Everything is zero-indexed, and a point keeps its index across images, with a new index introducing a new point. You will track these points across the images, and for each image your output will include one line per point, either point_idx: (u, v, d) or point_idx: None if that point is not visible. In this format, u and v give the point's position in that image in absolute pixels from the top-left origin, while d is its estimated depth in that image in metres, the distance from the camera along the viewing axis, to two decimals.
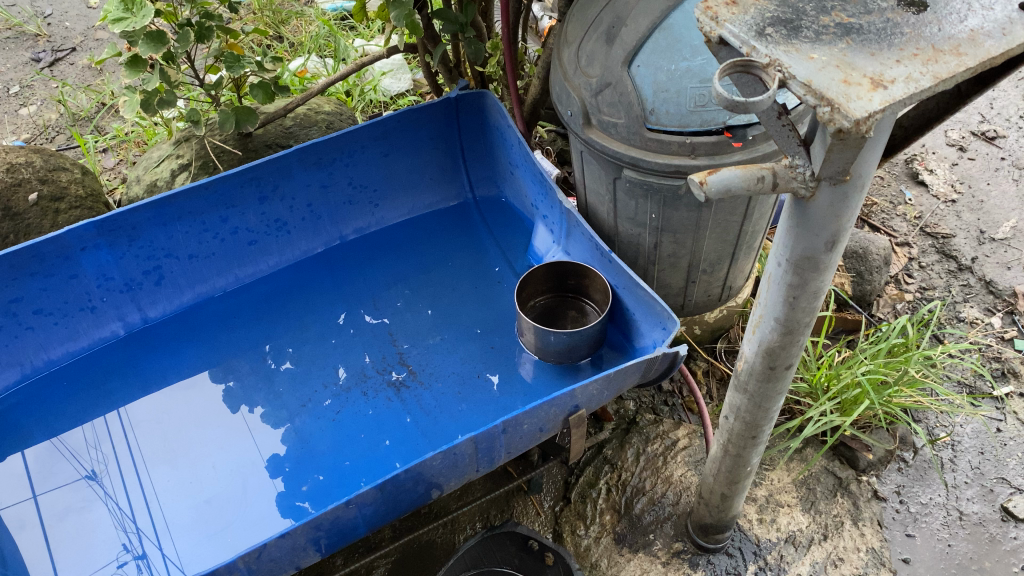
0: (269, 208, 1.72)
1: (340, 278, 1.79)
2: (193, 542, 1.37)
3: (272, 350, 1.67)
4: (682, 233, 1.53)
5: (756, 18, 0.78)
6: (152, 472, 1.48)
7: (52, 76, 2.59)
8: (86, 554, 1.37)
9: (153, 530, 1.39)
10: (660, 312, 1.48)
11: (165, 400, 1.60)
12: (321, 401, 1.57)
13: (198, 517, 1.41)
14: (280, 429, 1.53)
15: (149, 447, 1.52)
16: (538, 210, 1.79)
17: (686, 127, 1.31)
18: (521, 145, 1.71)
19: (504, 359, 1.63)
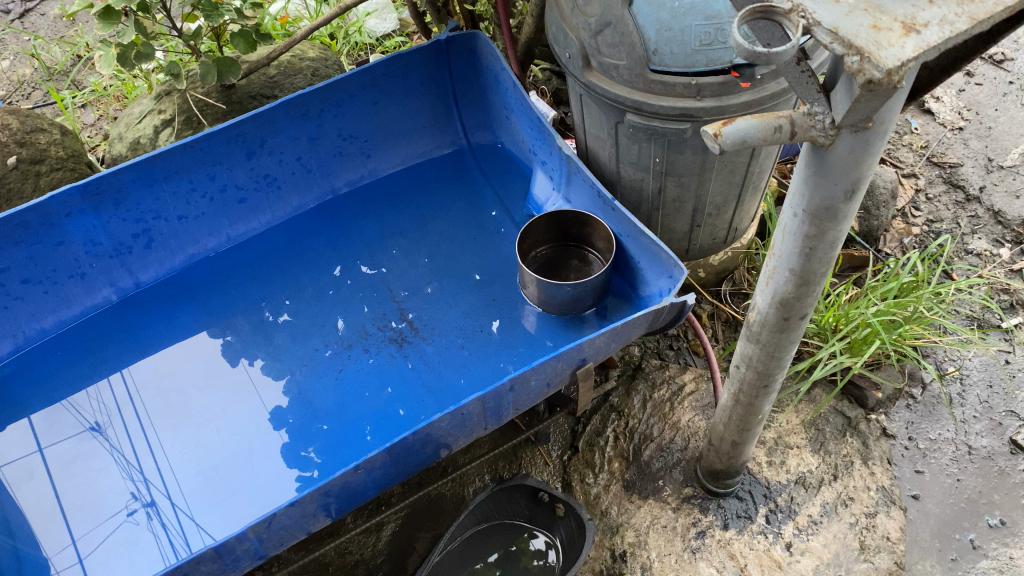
0: (257, 162, 1.65)
1: (335, 233, 1.74)
2: (200, 489, 1.38)
3: (268, 310, 1.63)
4: (687, 176, 1.48)
5: None
6: (157, 420, 1.48)
7: (23, 29, 2.48)
8: (97, 504, 1.38)
9: (160, 478, 1.40)
10: (666, 260, 1.44)
11: (163, 362, 1.57)
12: (320, 361, 1.53)
13: (207, 470, 1.40)
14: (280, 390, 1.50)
15: (152, 394, 1.52)
16: (536, 156, 1.72)
17: (692, 67, 1.25)
18: (516, 88, 1.64)
19: (508, 311, 1.59)
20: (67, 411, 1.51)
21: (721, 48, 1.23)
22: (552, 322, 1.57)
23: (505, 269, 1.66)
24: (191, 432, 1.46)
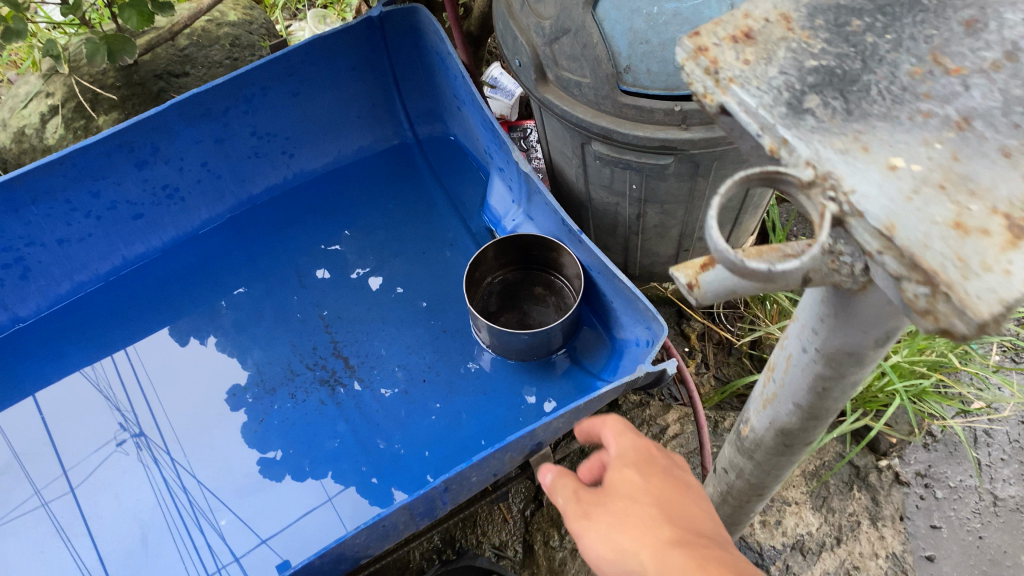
0: (152, 173, 1.39)
1: (255, 249, 1.50)
2: (190, 425, 1.31)
3: (170, 348, 1.40)
4: (671, 204, 1.20)
5: (788, 75, 0.46)
6: (145, 339, 1.41)
7: None
8: (85, 434, 1.31)
9: (149, 408, 1.33)
10: (642, 310, 1.19)
11: (52, 409, 1.35)
12: (235, 414, 1.31)
13: (188, 422, 1.31)
14: (188, 450, 1.28)
15: (138, 309, 1.44)
16: (491, 158, 1.43)
17: (676, 90, 0.96)
18: (466, 82, 1.35)
19: (454, 351, 1.36)
20: None
21: None
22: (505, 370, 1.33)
23: (451, 300, 1.42)
24: (166, 380, 1.36)
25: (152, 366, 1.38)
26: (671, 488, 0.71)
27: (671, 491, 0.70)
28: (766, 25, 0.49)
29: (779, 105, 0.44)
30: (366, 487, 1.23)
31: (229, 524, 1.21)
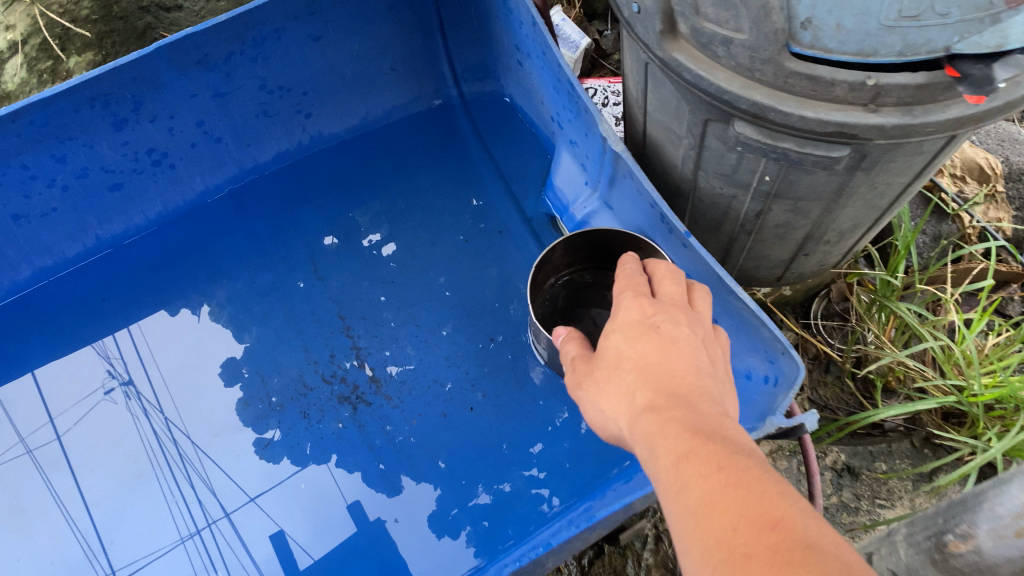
0: (134, 135, 1.11)
1: (262, 229, 1.25)
2: (183, 379, 1.14)
3: (162, 351, 1.17)
4: (808, 201, 0.92)
5: None
6: (130, 262, 1.23)
7: None
8: (66, 380, 1.15)
9: (136, 352, 1.17)
10: (765, 341, 0.91)
11: (16, 419, 1.13)
12: (238, 436, 1.10)
13: (180, 371, 1.15)
14: (177, 462, 1.09)
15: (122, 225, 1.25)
16: (559, 126, 1.15)
17: (870, 57, 0.68)
18: (538, 31, 1.04)
19: (501, 366, 1.14)
20: None
21: (931, 25, 0.64)
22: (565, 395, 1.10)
23: (502, 302, 1.19)
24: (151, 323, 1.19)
25: (135, 302, 1.20)
26: (654, 351, 0.66)
27: (659, 361, 0.65)
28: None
29: None
30: (371, 477, 1.07)
31: (219, 479, 1.08)
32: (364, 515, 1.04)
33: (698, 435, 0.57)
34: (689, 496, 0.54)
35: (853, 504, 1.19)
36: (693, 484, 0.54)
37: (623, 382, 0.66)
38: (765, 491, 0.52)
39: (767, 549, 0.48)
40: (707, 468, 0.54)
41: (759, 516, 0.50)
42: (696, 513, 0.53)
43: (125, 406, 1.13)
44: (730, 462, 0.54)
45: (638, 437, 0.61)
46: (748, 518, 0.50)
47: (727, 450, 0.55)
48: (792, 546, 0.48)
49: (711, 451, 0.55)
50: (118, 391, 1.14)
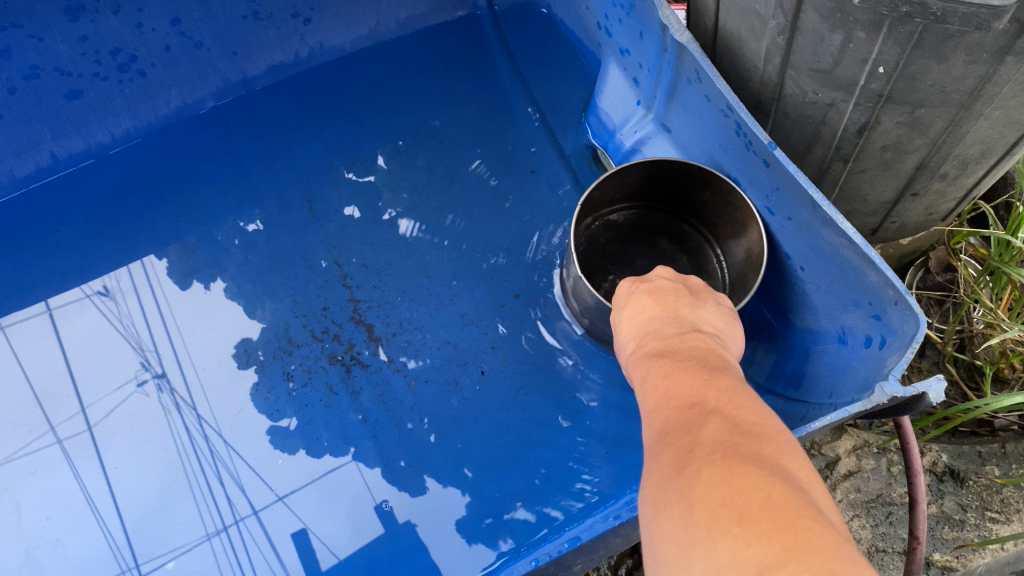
0: (93, 33, 0.98)
1: (248, 157, 1.08)
2: (218, 374, 0.97)
3: (125, 286, 1.02)
4: (930, 109, 0.71)
5: None
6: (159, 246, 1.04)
7: None
8: (90, 367, 0.98)
9: (171, 337, 0.99)
10: (869, 287, 0.70)
11: None
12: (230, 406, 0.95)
13: (221, 362, 0.97)
14: (197, 458, 0.92)
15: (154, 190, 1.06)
16: (606, 31, 0.96)
17: None
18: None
19: (521, 326, 0.97)
20: None
21: None
22: (597, 353, 0.93)
23: (529, 248, 1.00)
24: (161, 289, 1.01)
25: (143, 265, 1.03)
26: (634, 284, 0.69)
27: (630, 305, 0.64)
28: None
29: None
30: (393, 472, 0.90)
31: (249, 476, 0.92)
32: (393, 517, 0.88)
33: (649, 346, 0.57)
34: (641, 407, 0.52)
35: (957, 516, 0.97)
36: (643, 402, 0.52)
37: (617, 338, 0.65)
38: (683, 373, 0.50)
39: (674, 421, 0.47)
40: (654, 378, 0.52)
41: (675, 395, 0.49)
42: (644, 420, 0.51)
43: (161, 402, 0.95)
44: (669, 361, 0.53)
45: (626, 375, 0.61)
46: (667, 404, 0.49)
47: (674, 358, 0.53)
48: (701, 415, 0.46)
49: (659, 363, 0.54)
50: (150, 383, 0.96)
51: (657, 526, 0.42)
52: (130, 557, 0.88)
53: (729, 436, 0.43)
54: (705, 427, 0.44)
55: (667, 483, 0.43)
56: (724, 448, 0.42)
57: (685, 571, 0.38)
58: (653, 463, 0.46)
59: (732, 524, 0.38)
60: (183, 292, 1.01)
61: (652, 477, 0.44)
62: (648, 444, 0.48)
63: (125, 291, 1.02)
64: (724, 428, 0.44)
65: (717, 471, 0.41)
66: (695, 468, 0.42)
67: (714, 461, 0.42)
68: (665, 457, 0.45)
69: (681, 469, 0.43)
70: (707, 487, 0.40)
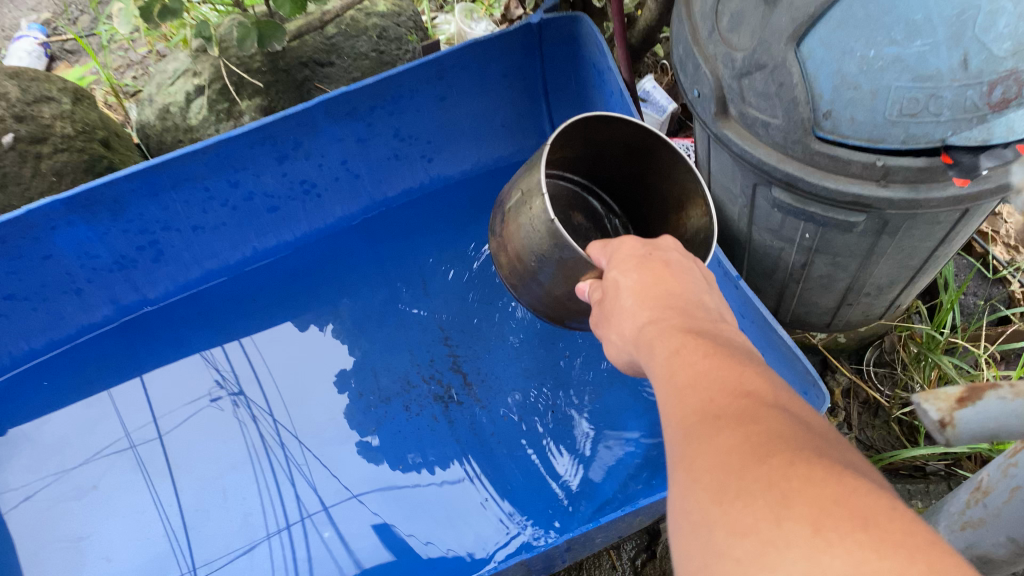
0: (291, 167, 1.36)
1: (383, 253, 1.46)
2: (285, 393, 1.31)
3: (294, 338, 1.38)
4: (845, 257, 1.07)
5: None
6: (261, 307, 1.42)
7: None
8: (181, 389, 1.33)
9: (249, 371, 1.34)
10: (800, 373, 1.06)
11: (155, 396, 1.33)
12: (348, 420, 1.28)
13: (321, 404, 1.30)
14: (261, 456, 1.25)
15: (297, 270, 1.46)
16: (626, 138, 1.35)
17: (880, 142, 0.85)
18: (611, 73, 1.28)
19: (571, 381, 1.29)
20: (42, 462, 1.28)
21: (928, 121, 0.81)
22: (617, 403, 1.27)
23: None
24: (278, 352, 1.36)
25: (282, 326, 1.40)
26: (654, 278, 0.76)
27: (652, 280, 0.76)
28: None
29: None
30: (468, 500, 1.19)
31: (315, 480, 1.23)
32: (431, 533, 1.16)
33: (671, 324, 0.68)
34: (671, 377, 0.60)
35: None
36: (675, 365, 0.61)
37: (627, 311, 0.74)
38: (718, 350, 0.61)
39: (735, 411, 0.52)
40: (694, 354, 0.61)
41: (722, 373, 0.57)
42: (678, 390, 0.58)
43: (266, 426, 1.28)
44: (700, 341, 0.63)
45: (636, 345, 0.70)
46: (719, 385, 0.56)
47: (712, 344, 0.62)
48: (761, 407, 0.52)
49: (695, 342, 0.63)
50: (225, 399, 1.31)
51: (719, 514, 0.45)
52: (217, 538, 1.19)
53: (809, 448, 0.47)
54: (776, 421, 0.50)
55: (746, 471, 0.46)
56: (801, 443, 0.48)
57: (777, 544, 0.41)
58: (707, 447, 0.50)
59: (841, 521, 0.41)
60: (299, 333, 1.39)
61: (717, 461, 0.48)
62: (696, 430, 0.52)
63: (219, 348, 1.38)
64: (788, 416, 0.51)
65: (811, 468, 0.45)
66: (788, 468, 0.45)
67: (804, 456, 0.46)
68: (741, 443, 0.48)
69: (764, 459, 0.46)
70: (800, 476, 0.44)
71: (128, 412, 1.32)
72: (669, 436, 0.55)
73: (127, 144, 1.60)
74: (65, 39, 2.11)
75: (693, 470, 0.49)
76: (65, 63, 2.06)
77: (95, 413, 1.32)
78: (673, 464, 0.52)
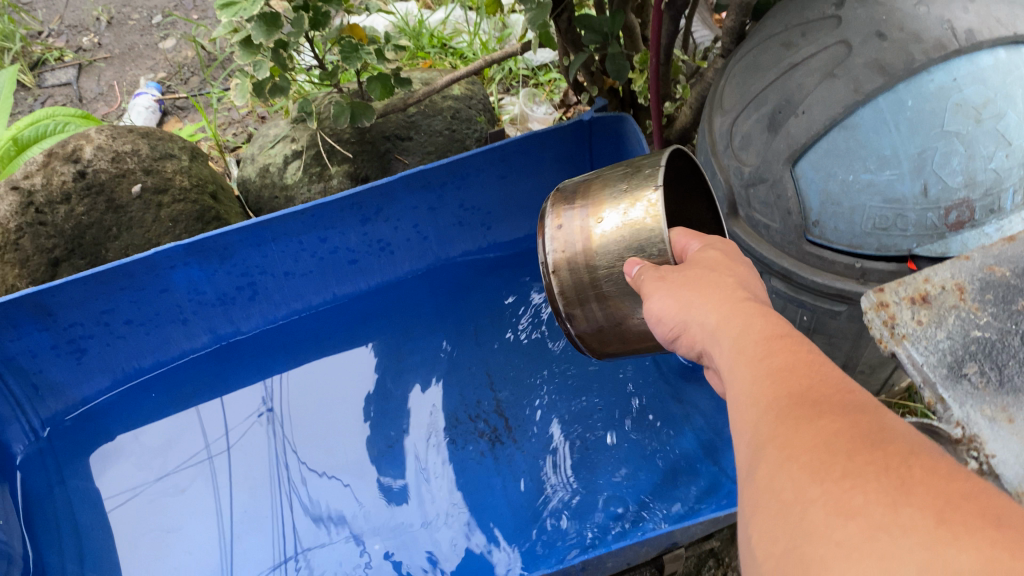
0: (372, 228, 1.61)
1: (442, 304, 1.68)
2: (320, 414, 1.53)
3: (361, 373, 1.59)
4: (839, 339, 1.21)
5: (953, 345, 0.66)
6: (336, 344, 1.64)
7: (194, 18, 2.56)
8: (235, 407, 1.56)
9: (293, 394, 1.57)
10: None
11: (226, 414, 1.55)
12: (402, 450, 1.45)
13: (381, 436, 1.48)
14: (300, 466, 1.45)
15: (366, 314, 1.68)
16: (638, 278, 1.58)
17: (859, 248, 1.03)
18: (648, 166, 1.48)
19: (598, 425, 1.44)
20: (140, 468, 1.49)
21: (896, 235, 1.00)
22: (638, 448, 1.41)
23: None
24: (332, 377, 1.59)
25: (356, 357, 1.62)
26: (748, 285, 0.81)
27: (745, 285, 0.81)
28: (941, 292, 0.69)
29: (941, 366, 0.65)
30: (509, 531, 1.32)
31: (338, 492, 1.41)
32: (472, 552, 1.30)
33: (760, 315, 0.73)
34: (777, 358, 0.64)
35: None
36: (769, 352, 0.66)
37: (719, 295, 0.78)
38: (816, 346, 0.66)
39: (847, 403, 0.56)
40: (789, 346, 0.66)
41: (826, 368, 0.61)
42: (787, 369, 0.62)
43: (332, 456, 1.46)
44: (794, 338, 0.68)
45: (723, 319, 0.75)
46: (822, 378, 0.60)
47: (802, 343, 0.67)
48: (873, 405, 0.56)
49: (787, 339, 0.68)
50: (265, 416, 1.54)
51: (826, 489, 0.50)
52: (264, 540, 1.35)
53: (924, 448, 0.51)
54: (885, 419, 0.55)
55: (864, 455, 0.51)
56: (915, 441, 0.52)
57: (896, 530, 0.45)
58: (818, 426, 0.54)
59: (969, 516, 0.45)
60: (349, 367, 1.60)
61: (831, 441, 0.53)
62: (798, 411, 0.57)
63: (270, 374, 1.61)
64: (893, 417, 0.56)
65: (930, 463, 0.49)
66: (904, 460, 0.50)
67: (919, 452, 0.51)
68: (849, 427, 0.53)
69: (878, 446, 0.51)
70: (920, 469, 0.49)
71: (214, 432, 1.53)
72: (759, 413, 0.60)
73: (230, 196, 1.84)
74: (177, 97, 2.35)
75: (794, 447, 0.54)
76: (176, 118, 2.30)
77: (166, 428, 1.54)
78: (765, 438, 0.57)
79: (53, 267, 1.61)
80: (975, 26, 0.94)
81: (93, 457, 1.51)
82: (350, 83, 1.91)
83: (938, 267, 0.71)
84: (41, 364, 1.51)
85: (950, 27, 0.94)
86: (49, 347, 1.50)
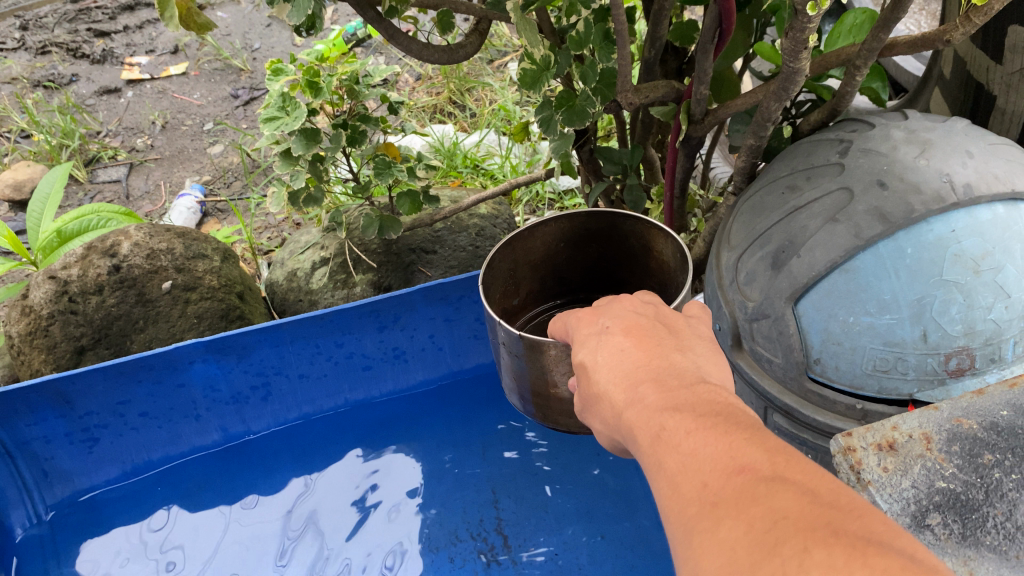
0: (388, 335, 1.65)
1: (451, 417, 1.69)
2: (328, 536, 1.48)
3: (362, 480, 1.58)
4: None
5: (919, 496, 0.73)
6: (334, 463, 1.62)
7: (242, 129, 2.71)
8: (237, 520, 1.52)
9: (299, 512, 1.53)
10: None
11: (232, 522, 1.52)
12: (400, 564, 1.43)
13: (379, 541, 1.47)
14: None
15: (375, 421, 1.70)
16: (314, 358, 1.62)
17: (860, 389, 1.04)
18: None
19: (594, 553, 1.42)
20: (142, 561, 1.46)
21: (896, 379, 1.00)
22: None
23: None
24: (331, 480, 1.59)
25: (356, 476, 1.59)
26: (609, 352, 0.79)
27: (618, 351, 0.78)
28: (908, 440, 0.77)
29: (905, 514, 0.72)
30: None
31: None
32: None
33: (631, 377, 0.75)
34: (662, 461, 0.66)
35: None
36: (663, 449, 0.66)
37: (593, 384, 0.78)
38: (693, 417, 0.67)
39: (732, 496, 0.59)
40: (676, 433, 0.66)
41: (714, 452, 0.63)
42: (674, 477, 0.64)
43: (330, 560, 1.43)
44: (676, 409, 0.69)
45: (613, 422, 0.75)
46: (712, 468, 0.62)
47: (695, 415, 0.67)
48: (754, 484, 0.59)
49: (680, 417, 0.68)
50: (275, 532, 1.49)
51: None
52: None
53: (813, 527, 0.53)
54: (770, 501, 0.56)
55: (763, 565, 0.53)
56: (807, 520, 0.54)
57: None
58: (718, 541, 0.57)
59: None
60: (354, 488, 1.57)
61: (731, 557, 0.55)
62: (696, 524, 0.59)
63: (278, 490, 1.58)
64: (783, 483, 0.58)
65: (825, 558, 0.50)
66: (799, 564, 0.51)
67: (813, 533, 0.53)
68: (745, 534, 0.55)
69: (775, 550, 0.53)
70: (818, 567, 0.50)
71: (213, 530, 1.51)
72: (671, 524, 0.62)
73: (257, 297, 1.89)
74: (218, 201, 2.45)
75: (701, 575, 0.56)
76: (215, 219, 2.39)
77: (174, 534, 1.51)
78: (680, 564, 0.59)
79: (78, 355, 1.66)
80: (972, 181, 0.97)
81: (92, 545, 1.50)
82: (382, 196, 1.99)
83: (907, 418, 0.79)
84: (53, 451, 1.54)
85: (948, 180, 0.97)
86: (63, 433, 1.53)
